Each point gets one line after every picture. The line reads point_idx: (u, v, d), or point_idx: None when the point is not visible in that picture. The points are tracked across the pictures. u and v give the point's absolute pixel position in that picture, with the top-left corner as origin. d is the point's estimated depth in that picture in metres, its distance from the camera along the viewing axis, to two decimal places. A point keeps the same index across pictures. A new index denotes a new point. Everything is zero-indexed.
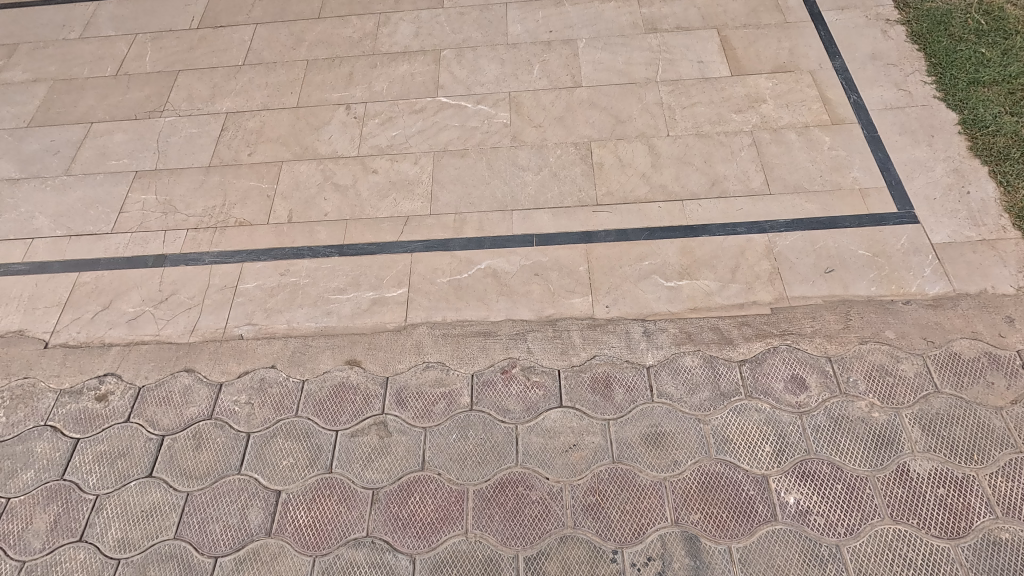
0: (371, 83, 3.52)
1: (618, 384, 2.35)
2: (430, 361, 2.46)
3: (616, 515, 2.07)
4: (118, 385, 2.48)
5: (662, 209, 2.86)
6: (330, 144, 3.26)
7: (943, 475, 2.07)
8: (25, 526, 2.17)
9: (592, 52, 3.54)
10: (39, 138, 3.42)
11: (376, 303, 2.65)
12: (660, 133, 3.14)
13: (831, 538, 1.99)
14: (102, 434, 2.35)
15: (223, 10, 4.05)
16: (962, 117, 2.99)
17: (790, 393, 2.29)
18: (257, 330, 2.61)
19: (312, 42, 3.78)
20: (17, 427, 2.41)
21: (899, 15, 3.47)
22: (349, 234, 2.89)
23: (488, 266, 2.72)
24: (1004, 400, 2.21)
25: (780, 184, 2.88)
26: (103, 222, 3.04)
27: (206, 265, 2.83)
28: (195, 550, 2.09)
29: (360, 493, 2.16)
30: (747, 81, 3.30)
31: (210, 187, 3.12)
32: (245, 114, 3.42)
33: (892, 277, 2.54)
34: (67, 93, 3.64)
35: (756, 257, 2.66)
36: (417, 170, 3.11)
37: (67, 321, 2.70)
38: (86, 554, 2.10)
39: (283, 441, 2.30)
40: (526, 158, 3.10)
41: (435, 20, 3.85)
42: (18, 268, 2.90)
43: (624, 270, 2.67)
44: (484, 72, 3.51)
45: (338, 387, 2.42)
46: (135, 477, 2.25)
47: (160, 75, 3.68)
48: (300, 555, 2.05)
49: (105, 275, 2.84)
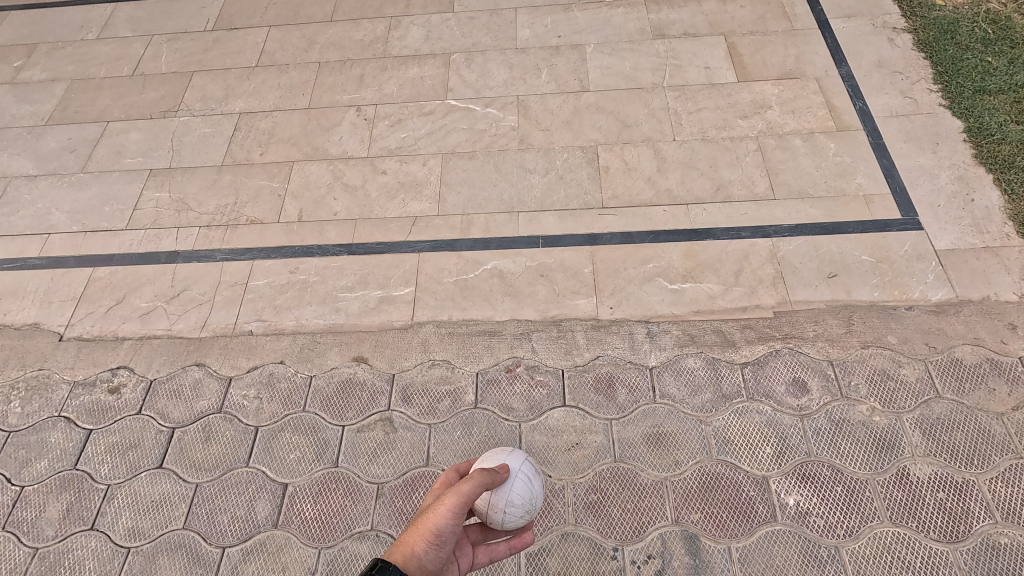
0: (382, 86, 3.57)
1: (621, 384, 2.39)
2: (436, 359, 2.50)
3: (617, 513, 2.10)
4: (131, 378, 2.53)
5: (667, 212, 2.89)
6: (340, 144, 3.31)
7: (943, 479, 2.08)
8: (39, 514, 2.22)
9: (600, 57, 3.59)
10: (57, 136, 3.50)
11: (384, 301, 2.69)
12: (666, 137, 3.18)
13: (831, 539, 2.00)
14: (115, 426, 2.40)
15: (238, 13, 4.13)
16: (968, 125, 3.01)
17: (792, 395, 2.31)
18: (266, 326, 2.66)
19: (324, 45, 3.84)
20: (31, 417, 2.46)
21: (906, 24, 3.49)
22: (358, 233, 2.94)
23: (494, 267, 2.76)
24: (1005, 406, 2.22)
25: (786, 190, 2.91)
26: (118, 218, 3.10)
27: (218, 263, 2.88)
28: (203, 540, 2.12)
29: (365, 487, 2.20)
30: (753, 87, 3.34)
31: (223, 186, 3.17)
32: (257, 115, 3.48)
33: (895, 282, 2.57)
34: (84, 93, 3.71)
35: (760, 261, 2.68)
36: (426, 171, 3.15)
37: (82, 315, 2.76)
38: (97, 542, 2.14)
39: (290, 435, 2.34)
40: (533, 161, 3.14)
41: (445, 24, 3.91)
42: (35, 262, 2.97)
43: (629, 272, 2.70)
44: (493, 76, 3.56)
45: (345, 383, 2.46)
46: (146, 468, 2.29)
47: (175, 76, 3.75)
48: (306, 547, 2.09)
49: (120, 270, 2.90)
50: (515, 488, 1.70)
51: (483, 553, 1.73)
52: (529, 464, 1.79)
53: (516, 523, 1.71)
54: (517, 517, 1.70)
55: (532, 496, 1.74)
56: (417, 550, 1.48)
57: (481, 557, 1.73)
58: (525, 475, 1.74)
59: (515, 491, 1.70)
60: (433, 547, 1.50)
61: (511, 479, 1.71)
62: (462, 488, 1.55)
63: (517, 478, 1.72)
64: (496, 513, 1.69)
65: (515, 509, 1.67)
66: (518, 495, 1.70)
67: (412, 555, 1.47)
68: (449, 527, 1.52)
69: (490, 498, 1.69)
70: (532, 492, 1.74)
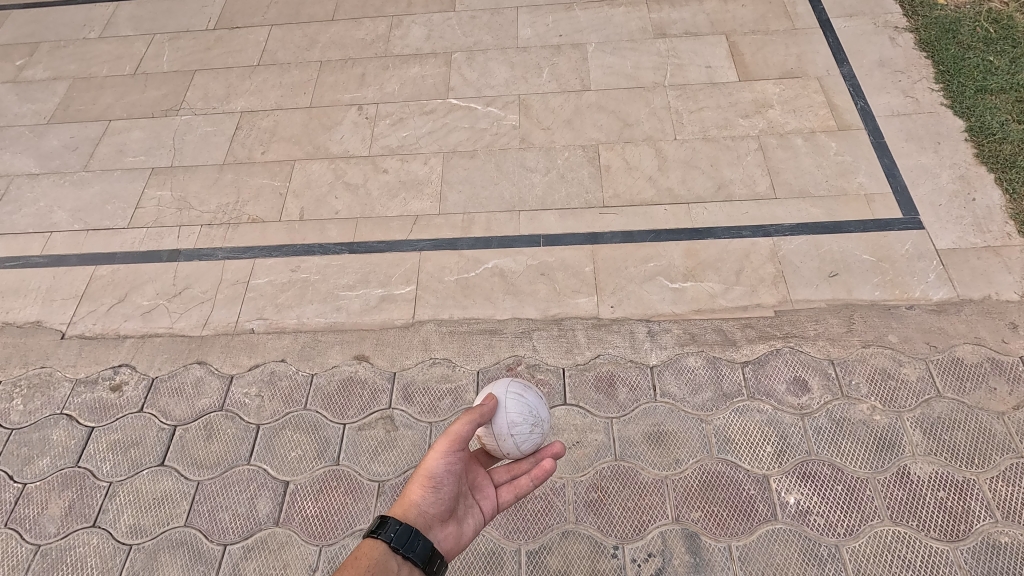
0: (383, 85, 3.58)
1: (622, 382, 2.39)
2: (437, 358, 2.50)
3: (617, 512, 2.10)
4: (133, 375, 2.54)
5: (668, 211, 2.89)
6: (341, 143, 3.31)
7: (943, 478, 2.08)
8: (41, 511, 2.23)
9: (601, 56, 3.59)
10: (59, 135, 3.51)
11: (385, 300, 2.70)
12: (667, 136, 3.18)
13: (831, 538, 2.00)
14: (117, 423, 2.41)
15: (240, 12, 4.13)
16: (969, 124, 3.01)
17: (792, 394, 2.31)
18: (267, 324, 2.66)
19: (326, 44, 3.84)
20: (33, 415, 2.47)
21: (907, 23, 3.49)
22: (359, 232, 2.94)
23: (495, 266, 2.76)
24: (1006, 405, 2.22)
25: (787, 189, 2.91)
26: (120, 216, 3.11)
27: (220, 261, 2.89)
28: (204, 538, 2.13)
29: (366, 485, 2.20)
30: (754, 86, 3.34)
31: (224, 185, 3.18)
32: (259, 114, 3.49)
33: (896, 282, 2.56)
34: (86, 92, 3.72)
35: (761, 260, 2.68)
36: (427, 170, 3.15)
37: (83, 313, 2.77)
38: (99, 540, 2.15)
39: (291, 432, 2.34)
40: (534, 159, 3.14)
41: (447, 23, 3.91)
42: (37, 260, 2.98)
43: (630, 271, 2.70)
44: (494, 75, 3.57)
45: (347, 381, 2.46)
46: (147, 466, 2.30)
47: (176, 74, 3.76)
48: (307, 545, 2.09)
49: (121, 268, 2.91)
50: (509, 411, 1.74)
51: (506, 492, 1.76)
52: (516, 383, 1.82)
53: (530, 442, 1.75)
54: (527, 435, 1.74)
55: (532, 410, 1.77)
56: (415, 498, 1.59)
57: (506, 495, 1.76)
58: (515, 395, 1.77)
59: (510, 414, 1.73)
60: (431, 491, 1.60)
61: (502, 403, 1.74)
62: (450, 428, 1.64)
63: (507, 400, 1.76)
64: (503, 441, 1.73)
65: (520, 429, 1.71)
66: (516, 415, 1.73)
67: (412, 504, 1.58)
68: (443, 468, 1.62)
69: (492, 431, 1.73)
70: (530, 406, 1.77)
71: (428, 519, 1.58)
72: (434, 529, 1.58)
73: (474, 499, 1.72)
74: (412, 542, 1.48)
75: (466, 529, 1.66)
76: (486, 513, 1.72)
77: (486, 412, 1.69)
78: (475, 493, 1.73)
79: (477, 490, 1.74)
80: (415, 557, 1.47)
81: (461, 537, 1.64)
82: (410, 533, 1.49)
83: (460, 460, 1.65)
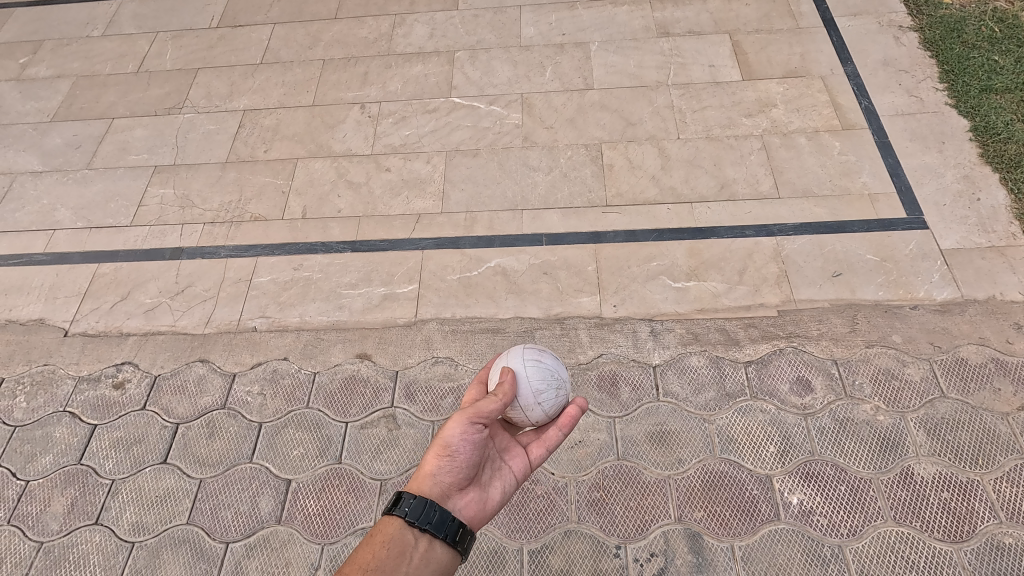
0: (386, 83, 3.57)
1: (625, 382, 2.38)
2: (440, 356, 2.50)
3: (620, 511, 2.09)
4: (135, 373, 2.54)
5: (671, 211, 2.88)
6: (344, 142, 3.31)
7: (947, 479, 2.07)
8: (44, 508, 2.23)
9: (604, 55, 3.58)
10: (62, 132, 3.51)
11: (387, 298, 2.70)
12: (670, 135, 3.17)
13: (834, 539, 1.99)
14: (119, 421, 2.41)
15: (243, 10, 4.13)
16: (974, 124, 2.99)
17: (796, 394, 2.31)
18: (270, 322, 2.66)
19: (329, 42, 3.84)
20: (36, 412, 2.47)
21: (912, 22, 3.48)
22: (361, 230, 2.94)
23: (498, 265, 2.76)
24: (1010, 406, 2.21)
25: (790, 189, 2.90)
26: (123, 215, 3.11)
27: (222, 259, 2.89)
28: (207, 536, 2.13)
29: (368, 484, 2.20)
30: (758, 85, 3.33)
31: (227, 183, 3.18)
32: (261, 112, 3.49)
33: (900, 282, 2.56)
34: (89, 90, 3.72)
35: (764, 259, 2.68)
36: (429, 169, 3.15)
37: (86, 311, 2.77)
38: (101, 537, 2.15)
39: (293, 431, 2.34)
40: (537, 158, 3.14)
41: (449, 22, 3.91)
42: (40, 258, 2.98)
43: (633, 270, 2.70)
44: (497, 74, 3.56)
45: (349, 379, 2.46)
46: (150, 463, 2.30)
47: (179, 72, 3.76)
48: (309, 543, 2.09)
49: (124, 266, 2.91)
50: (532, 379, 1.71)
51: (536, 449, 1.72)
52: (531, 351, 1.79)
53: (556, 405, 1.73)
54: (552, 399, 1.72)
55: (553, 375, 1.75)
56: (432, 469, 1.54)
57: (535, 453, 1.72)
58: (534, 362, 1.75)
59: (533, 382, 1.70)
60: (447, 461, 1.54)
61: (523, 372, 1.72)
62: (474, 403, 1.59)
63: (527, 369, 1.73)
64: (531, 412, 1.70)
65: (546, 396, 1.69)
66: (538, 383, 1.70)
67: (429, 474, 1.53)
68: (459, 437, 1.55)
69: (516, 403, 1.69)
70: (550, 370, 1.75)
71: (446, 489, 1.53)
72: (454, 498, 1.54)
73: (500, 461, 1.67)
74: (428, 514, 1.45)
75: (492, 495, 1.61)
76: (515, 475, 1.67)
77: (509, 387, 1.65)
78: (501, 456, 1.69)
79: (503, 453, 1.70)
80: (433, 529, 1.44)
81: (486, 503, 1.60)
82: (425, 505, 1.46)
83: (478, 430, 1.58)
